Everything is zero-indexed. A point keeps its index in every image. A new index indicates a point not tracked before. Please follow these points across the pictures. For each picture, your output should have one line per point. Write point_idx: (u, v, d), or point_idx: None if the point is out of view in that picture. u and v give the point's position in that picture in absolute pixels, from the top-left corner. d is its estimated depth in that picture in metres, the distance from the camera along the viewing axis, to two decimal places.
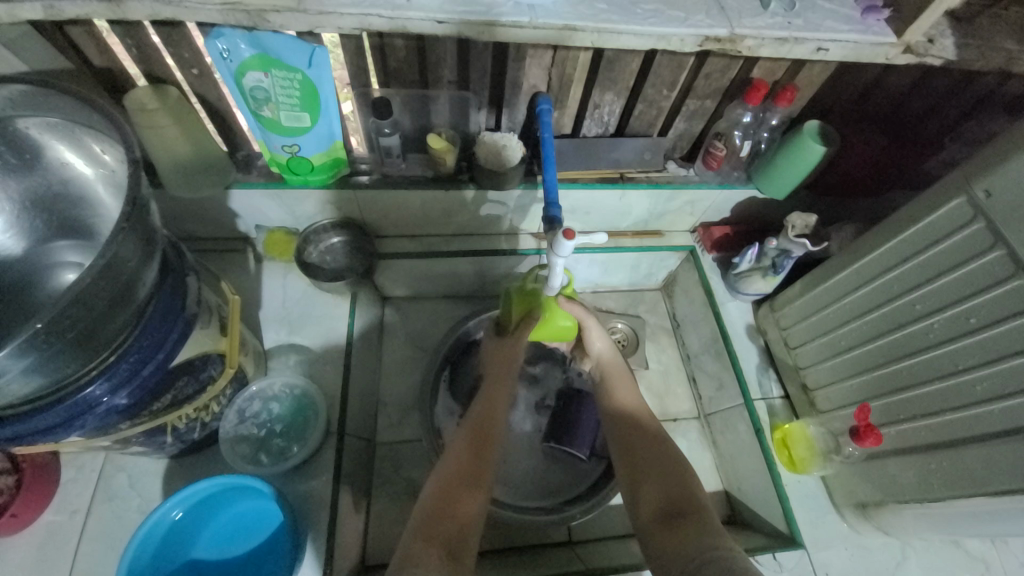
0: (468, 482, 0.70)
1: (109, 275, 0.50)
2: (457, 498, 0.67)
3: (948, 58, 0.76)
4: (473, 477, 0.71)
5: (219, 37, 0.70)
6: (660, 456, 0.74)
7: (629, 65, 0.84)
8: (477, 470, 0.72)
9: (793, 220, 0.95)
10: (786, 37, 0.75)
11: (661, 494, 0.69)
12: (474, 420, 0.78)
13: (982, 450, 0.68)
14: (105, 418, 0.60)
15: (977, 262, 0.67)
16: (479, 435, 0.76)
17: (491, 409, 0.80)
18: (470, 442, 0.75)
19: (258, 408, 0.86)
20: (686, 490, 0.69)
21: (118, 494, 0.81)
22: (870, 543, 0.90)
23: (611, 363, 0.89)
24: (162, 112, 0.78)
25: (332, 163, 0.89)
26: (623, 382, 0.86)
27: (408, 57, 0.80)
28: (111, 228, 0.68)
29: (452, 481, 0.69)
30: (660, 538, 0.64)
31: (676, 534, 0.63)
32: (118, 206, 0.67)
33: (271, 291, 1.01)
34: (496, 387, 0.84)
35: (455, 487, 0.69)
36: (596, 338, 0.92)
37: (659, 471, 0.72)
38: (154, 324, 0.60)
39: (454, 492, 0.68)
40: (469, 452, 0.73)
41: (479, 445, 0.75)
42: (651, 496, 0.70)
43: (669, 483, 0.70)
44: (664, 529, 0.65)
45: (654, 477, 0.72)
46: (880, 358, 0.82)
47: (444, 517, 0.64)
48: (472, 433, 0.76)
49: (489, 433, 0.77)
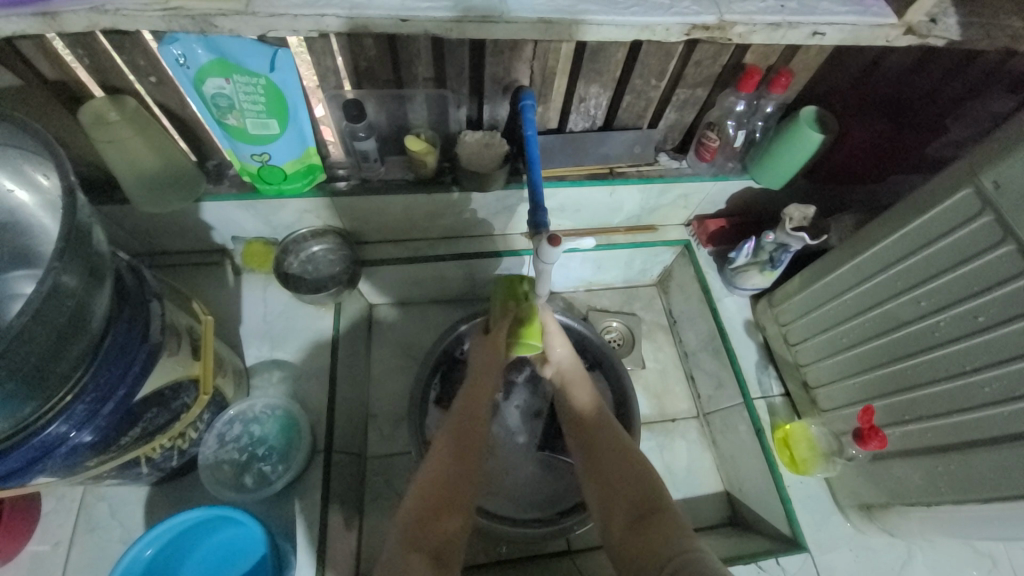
0: (446, 494, 0.66)
1: (48, 314, 0.47)
2: (437, 510, 0.64)
3: (952, 38, 0.71)
4: (454, 487, 0.67)
5: (174, 42, 0.66)
6: (623, 456, 0.72)
7: (615, 55, 0.79)
8: (461, 479, 0.68)
9: (790, 212, 0.91)
10: (779, 22, 0.70)
11: (629, 497, 0.66)
12: (453, 425, 0.74)
13: (991, 454, 0.66)
14: (71, 457, 0.57)
15: (987, 257, 0.63)
16: (460, 438, 0.72)
17: (474, 408, 0.77)
18: (453, 446, 0.71)
19: (238, 431, 0.84)
20: (651, 484, 0.67)
21: (100, 524, 0.79)
22: (875, 543, 0.88)
23: (571, 371, 0.87)
24: (123, 124, 0.74)
25: (307, 170, 0.85)
26: (584, 387, 0.85)
27: (380, 55, 0.75)
28: (49, 245, 0.62)
29: (430, 489, 0.66)
30: (631, 540, 0.61)
31: (646, 534, 0.61)
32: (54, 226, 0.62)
33: (252, 305, 0.97)
34: (482, 388, 0.80)
35: (434, 495, 0.65)
36: (557, 344, 0.89)
37: (626, 470, 0.70)
38: (111, 357, 0.57)
39: (431, 501, 0.65)
40: (449, 460, 0.69)
41: (459, 453, 0.70)
42: (614, 496, 0.68)
43: (633, 480, 0.68)
44: (633, 529, 0.63)
45: (618, 478, 0.69)
46: (884, 357, 0.79)
47: (422, 530, 0.61)
48: (453, 437, 0.72)
49: (473, 436, 0.73)
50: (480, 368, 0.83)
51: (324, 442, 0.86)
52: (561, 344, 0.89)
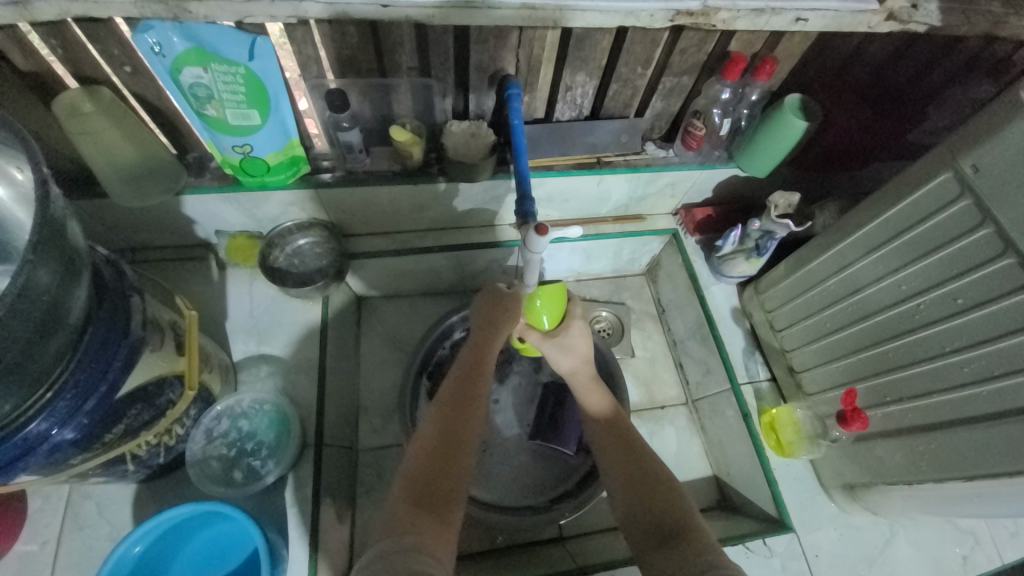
0: (445, 459, 0.69)
1: (26, 306, 0.46)
2: (437, 490, 0.66)
3: (932, 24, 0.72)
4: (452, 447, 0.71)
5: (148, 30, 0.64)
6: (647, 473, 0.69)
7: (600, 42, 0.79)
8: (459, 437, 0.72)
9: (776, 199, 0.92)
10: (763, 8, 0.70)
11: (652, 500, 0.66)
12: (450, 388, 0.77)
13: (969, 432, 0.67)
14: (53, 455, 0.56)
15: (965, 241, 0.65)
16: (460, 399, 0.75)
17: (470, 369, 0.79)
18: (450, 410, 0.74)
19: (226, 427, 0.84)
20: (680, 506, 0.65)
21: (88, 523, 0.78)
22: (859, 522, 0.90)
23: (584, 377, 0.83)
24: (98, 115, 0.72)
25: (290, 162, 0.83)
26: (596, 386, 0.82)
27: (362, 44, 0.74)
28: (24, 240, 0.61)
29: (425, 481, 0.66)
30: (653, 548, 0.61)
31: (671, 555, 0.59)
32: (28, 220, 0.60)
33: (238, 299, 0.96)
34: (481, 350, 0.81)
35: (429, 487, 0.66)
36: (562, 359, 0.84)
37: (652, 489, 0.67)
38: (91, 354, 0.56)
39: (429, 479, 0.67)
40: (447, 424, 0.73)
41: (456, 415, 0.74)
42: (636, 514, 0.66)
43: (660, 500, 0.66)
44: (659, 550, 0.61)
45: (641, 495, 0.67)
46: (867, 340, 0.81)
47: (421, 504, 0.64)
48: (448, 400, 0.75)
49: (470, 397, 0.76)
50: (482, 325, 0.83)
51: (314, 437, 0.85)
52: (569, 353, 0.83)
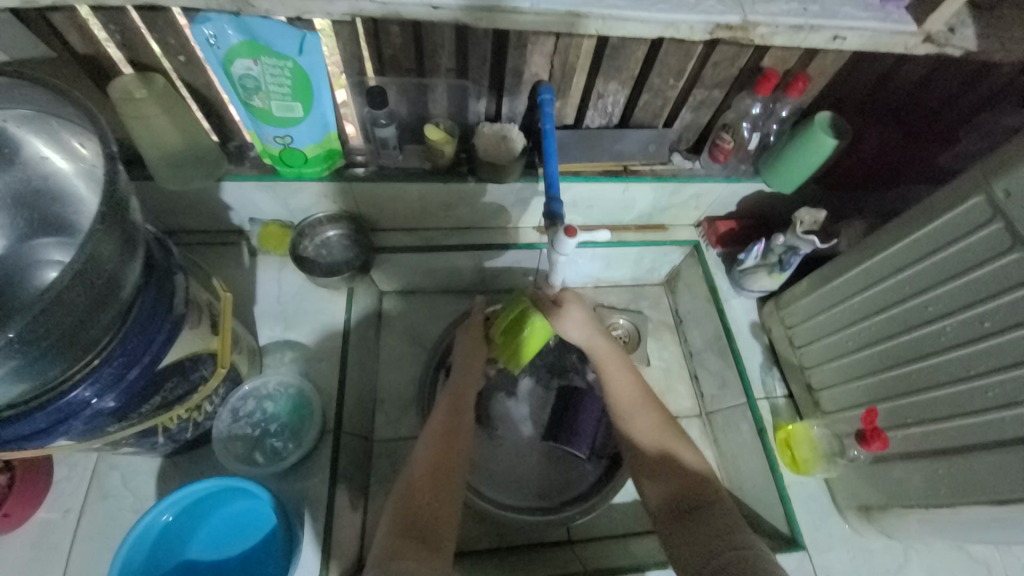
0: (437, 484, 0.67)
1: (87, 275, 0.49)
2: (433, 491, 0.66)
3: (969, 49, 0.72)
4: (447, 470, 0.69)
5: (205, 22, 0.67)
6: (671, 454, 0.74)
7: (635, 52, 0.80)
8: (450, 466, 0.69)
9: (801, 216, 0.92)
10: (802, 25, 0.69)
11: (672, 485, 0.71)
12: (440, 414, 0.75)
13: (989, 457, 0.67)
14: (93, 421, 0.59)
15: (994, 265, 0.65)
16: (450, 426, 0.74)
17: (459, 399, 0.78)
18: (442, 438, 0.72)
19: (251, 407, 0.86)
20: (706, 485, 0.70)
21: (112, 493, 0.80)
22: (872, 545, 0.89)
23: (601, 353, 0.83)
24: (150, 102, 0.75)
25: (327, 155, 0.86)
26: (619, 367, 0.82)
27: (404, 44, 0.77)
28: (90, 222, 0.64)
29: (424, 475, 0.67)
30: (674, 531, 0.67)
31: (690, 532, 0.65)
32: (96, 201, 0.63)
33: (266, 286, 0.99)
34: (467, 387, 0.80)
35: (429, 479, 0.67)
36: (573, 329, 0.84)
37: (675, 467, 0.73)
38: (139, 326, 0.58)
39: (420, 501, 0.65)
40: (440, 447, 0.71)
41: (443, 445, 0.71)
42: (659, 489, 0.72)
43: (684, 478, 0.71)
44: (682, 522, 0.67)
45: (665, 478, 0.72)
46: (889, 361, 0.80)
47: (415, 530, 0.62)
48: (439, 428, 0.73)
49: (459, 428, 0.74)
50: (467, 349, 0.86)
51: (333, 423, 0.87)
52: (579, 325, 0.84)
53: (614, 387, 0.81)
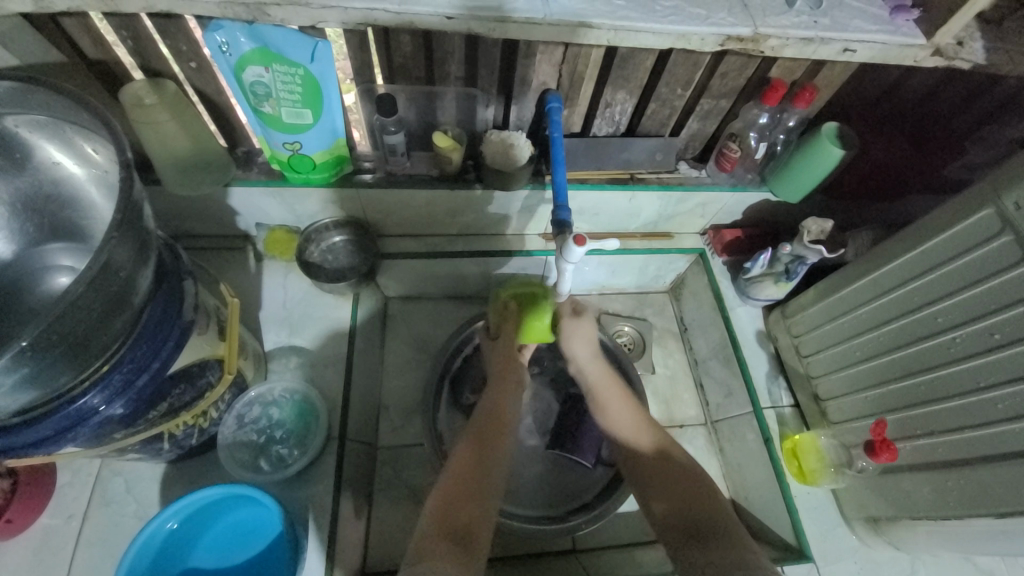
0: (469, 495, 0.67)
1: (101, 280, 0.49)
2: (466, 498, 0.66)
3: (978, 62, 0.72)
4: (483, 477, 0.69)
5: (218, 29, 0.67)
6: (689, 473, 0.73)
7: (644, 62, 0.81)
8: (486, 472, 0.70)
9: (808, 224, 0.92)
10: (812, 37, 0.69)
11: (683, 497, 0.71)
12: (479, 422, 0.75)
13: (1001, 470, 0.66)
14: (100, 428, 0.59)
15: (1004, 276, 0.64)
16: (486, 440, 0.73)
17: (500, 405, 0.78)
18: (476, 448, 0.72)
19: (257, 413, 0.86)
20: (712, 501, 0.70)
21: (115, 499, 0.80)
22: (880, 556, 0.89)
23: (602, 372, 0.87)
24: (160, 108, 0.75)
25: (335, 161, 0.86)
26: (623, 402, 0.83)
27: (414, 52, 0.77)
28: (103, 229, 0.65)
29: (457, 481, 0.68)
30: (689, 549, 0.65)
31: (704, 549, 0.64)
32: (110, 209, 0.64)
33: (272, 291, 0.99)
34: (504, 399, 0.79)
35: (462, 485, 0.67)
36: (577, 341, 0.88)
37: (693, 484, 0.72)
38: (148, 333, 0.58)
39: (451, 511, 0.64)
40: (474, 454, 0.71)
41: (479, 458, 0.71)
42: (667, 502, 0.71)
43: (694, 491, 0.71)
44: (691, 540, 0.66)
45: (677, 489, 0.72)
46: (898, 371, 0.80)
47: (449, 535, 0.61)
48: (476, 435, 0.74)
49: (496, 442, 0.74)
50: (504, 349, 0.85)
51: (338, 430, 0.87)
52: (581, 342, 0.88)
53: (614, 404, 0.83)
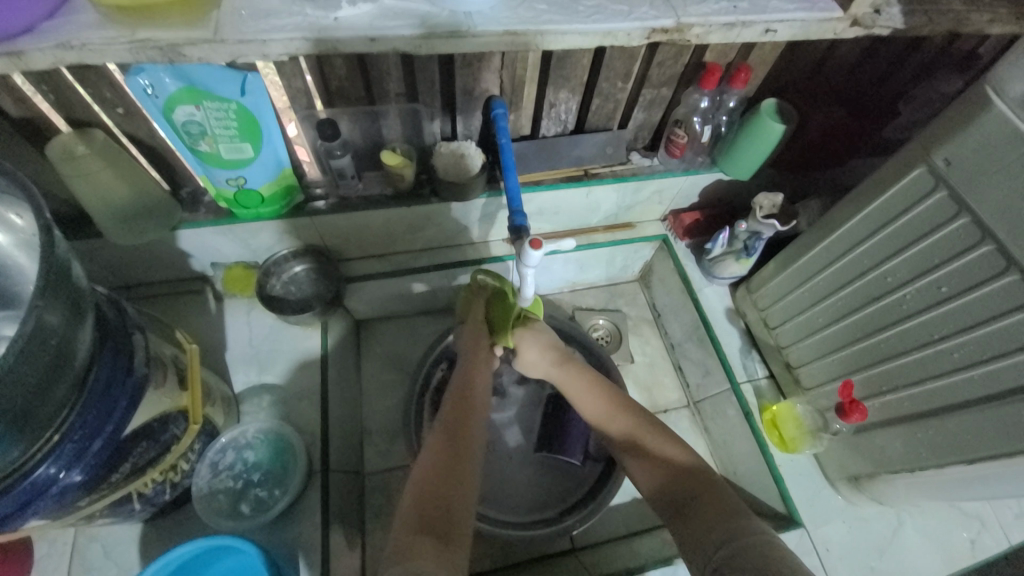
0: (445, 479, 0.65)
1: (38, 343, 0.47)
2: (443, 487, 0.64)
3: (896, 27, 0.73)
4: (455, 460, 0.67)
5: (140, 73, 0.65)
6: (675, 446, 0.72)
7: (580, 60, 0.81)
8: (456, 455, 0.68)
9: (759, 201, 0.94)
10: (733, 21, 0.71)
11: (668, 478, 0.69)
12: (448, 410, 0.74)
13: (967, 417, 0.69)
14: (62, 498, 0.57)
15: (944, 231, 0.67)
16: (452, 431, 0.71)
17: (467, 387, 0.78)
18: (445, 436, 0.70)
19: (231, 459, 0.84)
20: (700, 475, 0.68)
21: (94, 566, 0.77)
22: (866, 513, 0.92)
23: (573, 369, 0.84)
24: (92, 157, 0.73)
25: (284, 191, 0.84)
26: (589, 386, 0.82)
27: (350, 75, 0.76)
28: (30, 285, 0.62)
29: (431, 472, 0.65)
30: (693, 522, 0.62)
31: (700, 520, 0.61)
32: (35, 265, 0.62)
33: (236, 331, 0.96)
34: (468, 391, 0.77)
35: (437, 475, 0.65)
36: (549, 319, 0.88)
37: (674, 449, 0.71)
38: (96, 397, 0.57)
39: (429, 501, 0.62)
40: (443, 441, 0.70)
41: (452, 439, 0.70)
42: (666, 481, 0.69)
43: (681, 464, 0.69)
44: (677, 517, 0.64)
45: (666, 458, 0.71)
46: (860, 332, 0.83)
47: (427, 527, 0.59)
48: (445, 424, 0.72)
49: (464, 433, 0.71)
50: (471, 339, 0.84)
51: (319, 463, 0.86)
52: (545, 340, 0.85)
53: (583, 400, 0.81)
